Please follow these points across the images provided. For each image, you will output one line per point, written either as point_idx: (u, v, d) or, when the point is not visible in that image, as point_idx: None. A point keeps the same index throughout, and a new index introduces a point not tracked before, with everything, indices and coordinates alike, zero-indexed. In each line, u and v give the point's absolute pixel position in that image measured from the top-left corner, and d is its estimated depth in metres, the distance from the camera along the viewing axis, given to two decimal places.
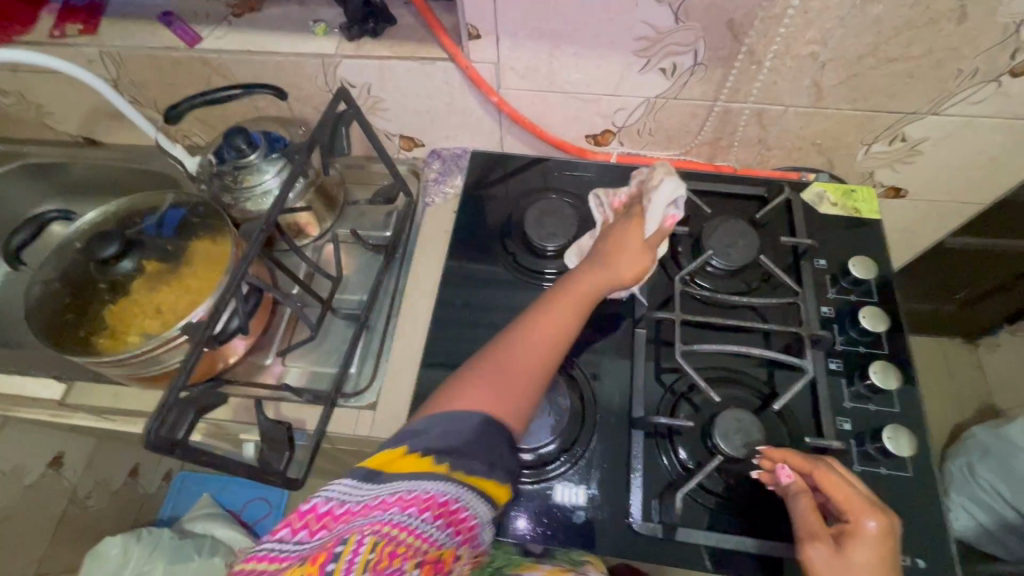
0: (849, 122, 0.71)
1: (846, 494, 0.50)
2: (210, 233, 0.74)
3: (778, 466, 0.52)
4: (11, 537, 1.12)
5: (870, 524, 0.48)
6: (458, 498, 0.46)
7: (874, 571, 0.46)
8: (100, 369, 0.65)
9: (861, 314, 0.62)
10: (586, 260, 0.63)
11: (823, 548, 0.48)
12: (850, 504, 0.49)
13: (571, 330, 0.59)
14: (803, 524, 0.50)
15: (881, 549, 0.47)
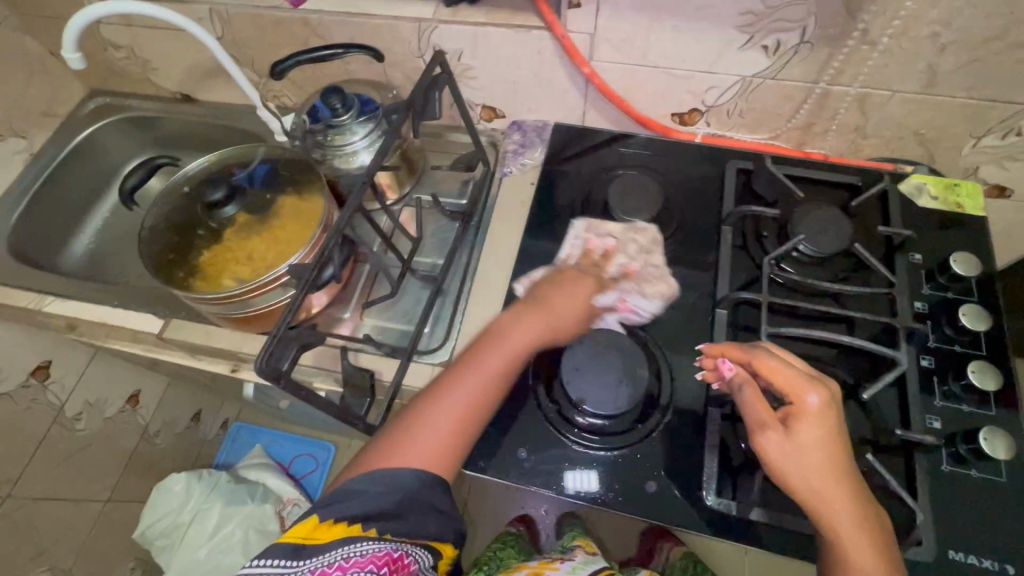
0: (960, 112, 0.67)
1: (783, 378, 0.51)
2: (299, 189, 0.78)
3: (721, 363, 0.55)
4: (91, 464, 1.22)
5: (811, 403, 0.50)
6: (393, 545, 0.50)
7: (824, 449, 0.48)
8: (199, 306, 0.69)
9: (960, 311, 0.60)
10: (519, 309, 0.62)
11: (775, 435, 0.49)
12: (787, 387, 0.51)
13: (502, 383, 0.57)
14: (750, 413, 0.51)
15: (825, 424, 0.49)
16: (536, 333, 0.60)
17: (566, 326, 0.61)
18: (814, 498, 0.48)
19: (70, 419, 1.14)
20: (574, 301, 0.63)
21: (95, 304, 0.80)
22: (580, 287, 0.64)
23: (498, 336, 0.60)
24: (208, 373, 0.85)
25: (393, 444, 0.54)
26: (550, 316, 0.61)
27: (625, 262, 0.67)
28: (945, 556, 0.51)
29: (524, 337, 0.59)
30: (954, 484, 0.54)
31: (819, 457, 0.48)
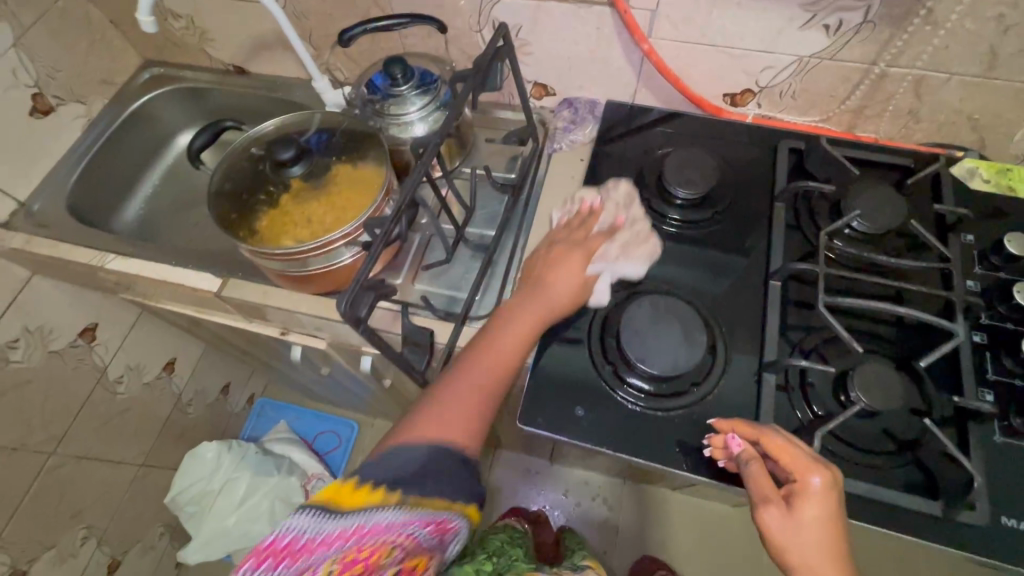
0: (1017, 97, 0.68)
1: (790, 458, 0.51)
2: (355, 157, 0.77)
3: (728, 438, 0.54)
4: (128, 428, 1.24)
5: (813, 482, 0.49)
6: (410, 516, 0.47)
7: (824, 529, 0.48)
8: (260, 263, 0.71)
9: (1014, 289, 0.60)
10: (528, 289, 0.62)
11: (775, 512, 0.49)
12: (794, 467, 0.50)
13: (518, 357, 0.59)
14: (754, 488, 0.51)
15: (827, 505, 0.49)
16: (547, 313, 0.61)
17: (556, 302, 0.61)
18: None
19: (113, 381, 1.16)
20: (568, 279, 0.62)
21: (155, 262, 0.83)
22: (575, 257, 0.63)
23: (502, 325, 0.60)
24: (260, 333, 0.87)
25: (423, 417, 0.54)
26: (544, 297, 0.61)
27: (612, 222, 0.68)
28: (996, 521, 0.53)
29: (525, 324, 0.59)
30: (1006, 454, 0.55)
31: (820, 538, 0.48)
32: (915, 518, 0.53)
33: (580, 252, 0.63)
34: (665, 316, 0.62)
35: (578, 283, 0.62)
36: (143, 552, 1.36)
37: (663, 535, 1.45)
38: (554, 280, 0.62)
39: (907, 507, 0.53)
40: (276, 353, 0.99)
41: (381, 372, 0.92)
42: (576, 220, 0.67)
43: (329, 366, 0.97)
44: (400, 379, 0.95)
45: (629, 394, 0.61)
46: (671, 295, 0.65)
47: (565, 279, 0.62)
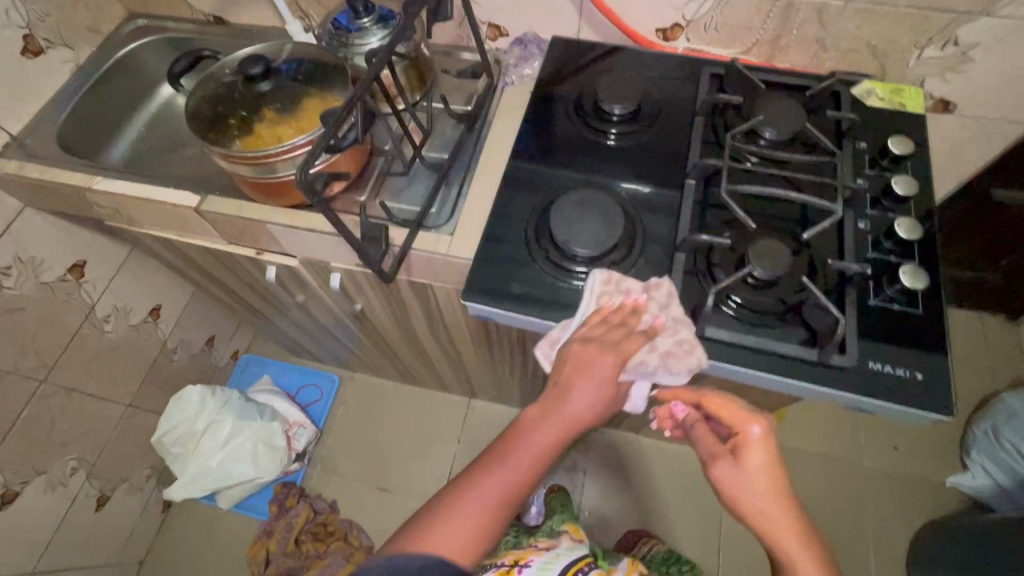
0: (904, 23, 0.78)
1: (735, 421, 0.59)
2: (320, 86, 0.83)
3: (674, 404, 0.67)
4: (115, 367, 1.30)
5: (757, 434, 0.57)
6: None
7: (766, 473, 0.55)
8: (232, 166, 0.78)
9: (893, 181, 0.70)
10: (577, 378, 0.57)
11: (726, 464, 0.56)
12: (736, 425, 0.59)
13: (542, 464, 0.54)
14: (704, 446, 0.60)
15: (768, 451, 0.56)
16: (587, 407, 0.56)
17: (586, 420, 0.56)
18: (762, 524, 0.54)
19: (101, 319, 1.23)
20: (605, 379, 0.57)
21: (139, 184, 0.90)
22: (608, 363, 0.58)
23: (534, 428, 0.55)
24: (238, 254, 0.95)
25: (429, 521, 0.51)
26: (579, 410, 0.56)
27: (654, 322, 0.62)
28: (864, 364, 0.61)
29: (555, 432, 0.55)
30: (879, 314, 0.64)
31: (764, 481, 0.55)
32: (792, 363, 0.62)
33: (614, 349, 0.58)
34: (592, 207, 0.71)
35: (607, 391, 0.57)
36: (131, 492, 1.43)
37: (630, 475, 1.54)
38: (590, 377, 0.57)
39: (782, 353, 0.62)
40: (256, 283, 1.07)
41: (351, 294, 1.00)
42: (615, 326, 0.61)
43: (303, 292, 1.05)
44: (369, 302, 1.03)
45: (558, 272, 0.71)
46: (599, 192, 0.73)
47: (598, 374, 0.57)
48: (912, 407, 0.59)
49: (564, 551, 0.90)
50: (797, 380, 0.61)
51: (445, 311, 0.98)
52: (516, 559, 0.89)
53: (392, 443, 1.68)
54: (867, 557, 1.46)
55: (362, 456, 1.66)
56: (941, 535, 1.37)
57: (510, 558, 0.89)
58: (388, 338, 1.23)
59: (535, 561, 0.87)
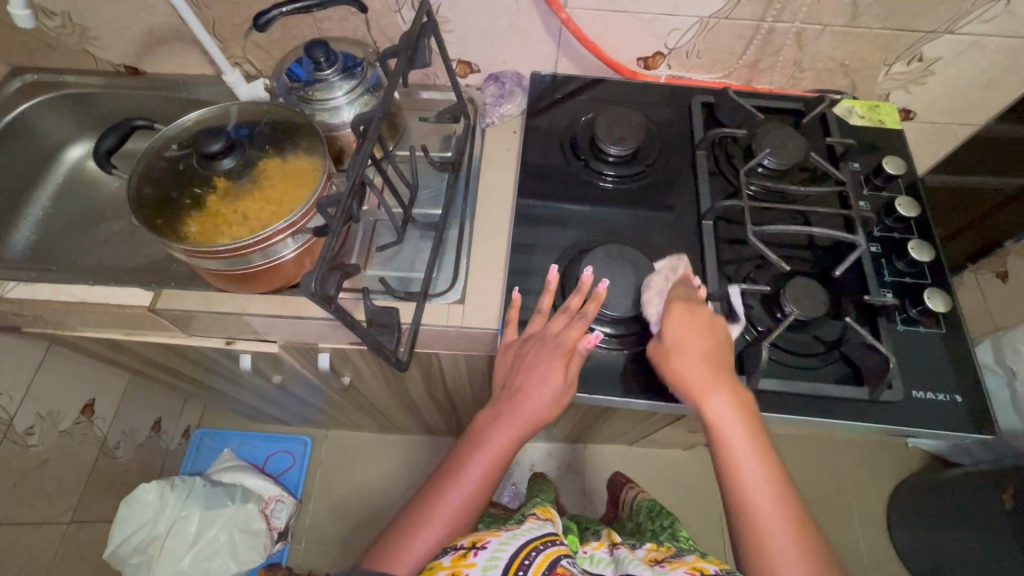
0: (877, 43, 0.80)
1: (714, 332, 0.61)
2: (284, 149, 0.73)
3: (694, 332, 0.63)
4: (48, 483, 1.10)
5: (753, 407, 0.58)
6: None
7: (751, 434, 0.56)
8: (193, 260, 0.66)
9: (896, 203, 0.71)
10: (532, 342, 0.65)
11: (715, 385, 0.58)
12: (715, 349, 0.60)
13: (509, 446, 0.63)
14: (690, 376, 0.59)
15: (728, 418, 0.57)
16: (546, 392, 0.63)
17: (535, 419, 0.63)
18: (738, 460, 0.54)
19: (23, 433, 1.02)
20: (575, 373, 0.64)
21: (68, 284, 0.75)
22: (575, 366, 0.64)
23: (498, 426, 0.63)
24: (203, 345, 0.82)
25: (417, 517, 0.59)
26: (528, 410, 0.63)
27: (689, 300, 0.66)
28: (910, 395, 0.63)
29: (510, 433, 0.63)
30: (908, 339, 0.66)
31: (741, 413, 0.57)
32: (849, 405, 0.62)
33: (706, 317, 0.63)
34: (617, 266, 0.68)
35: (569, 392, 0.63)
36: None
37: None
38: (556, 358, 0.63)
39: (839, 397, 0.62)
40: (220, 367, 0.93)
41: (338, 369, 0.90)
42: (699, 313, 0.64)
43: (280, 372, 0.93)
44: (359, 373, 0.93)
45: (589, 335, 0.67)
46: (623, 245, 0.71)
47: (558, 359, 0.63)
48: (959, 431, 0.61)
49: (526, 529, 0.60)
50: (855, 421, 0.61)
51: (449, 373, 0.90)
52: (471, 541, 0.56)
53: (380, 499, 1.56)
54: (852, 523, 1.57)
55: (351, 518, 1.54)
56: (915, 490, 1.48)
57: (464, 541, 0.56)
58: (373, 400, 1.13)
59: (490, 541, 0.55)
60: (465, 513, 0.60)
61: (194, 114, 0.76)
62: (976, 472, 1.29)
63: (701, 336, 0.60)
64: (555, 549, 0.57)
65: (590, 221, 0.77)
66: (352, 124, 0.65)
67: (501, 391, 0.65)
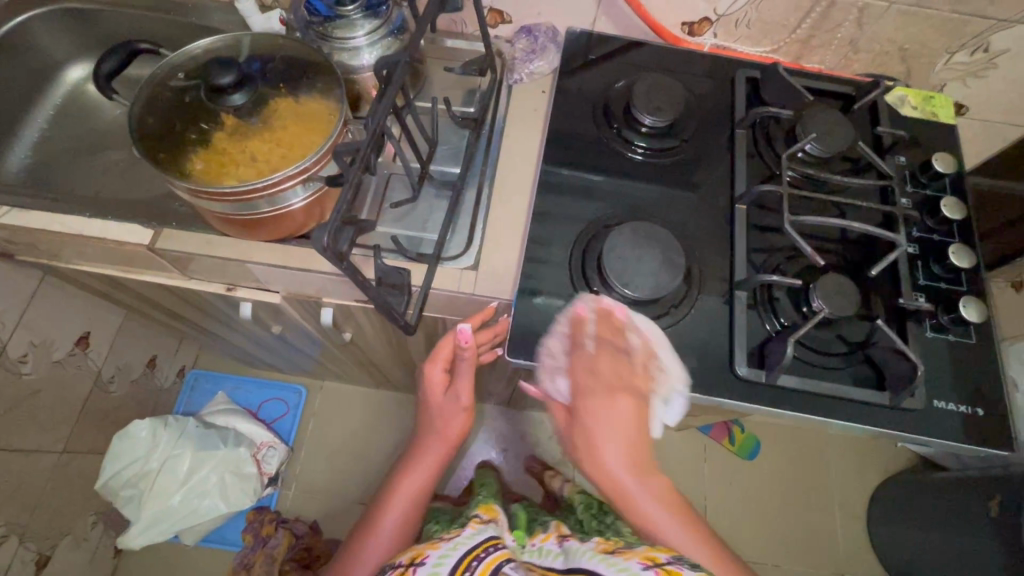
0: (943, 27, 0.74)
1: (633, 393, 0.58)
2: (299, 89, 0.68)
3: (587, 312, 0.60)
4: (39, 412, 1.09)
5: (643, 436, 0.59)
6: None
7: (648, 485, 0.62)
8: (196, 201, 0.62)
9: (941, 204, 0.68)
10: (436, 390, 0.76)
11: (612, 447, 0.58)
12: (619, 415, 0.58)
13: (441, 459, 0.82)
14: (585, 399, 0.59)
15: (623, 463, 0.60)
16: (461, 421, 0.79)
17: (454, 434, 0.80)
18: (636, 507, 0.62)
19: (16, 361, 1.01)
20: (466, 395, 0.75)
21: (62, 213, 0.71)
22: (465, 385, 0.74)
23: (428, 437, 0.80)
24: (202, 289, 0.79)
25: (377, 515, 0.82)
26: (436, 435, 0.80)
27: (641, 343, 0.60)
28: (931, 404, 0.61)
29: (437, 451, 0.80)
30: (935, 347, 0.63)
31: (630, 455, 0.59)
32: (868, 410, 0.60)
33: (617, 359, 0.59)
34: (643, 244, 0.64)
35: (464, 409, 0.77)
36: (75, 545, 1.25)
37: None
38: (462, 403, 0.76)
39: (859, 401, 0.60)
40: (219, 313, 0.91)
41: (340, 325, 0.88)
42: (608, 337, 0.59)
43: (280, 323, 0.91)
44: (361, 331, 0.91)
45: None
46: (652, 223, 0.67)
47: (463, 401, 0.76)
48: (973, 446, 0.60)
49: (467, 536, 0.70)
50: (873, 427, 0.59)
51: None
52: (409, 557, 0.67)
53: (371, 453, 1.57)
54: (832, 514, 1.60)
55: (341, 470, 1.55)
56: (898, 490, 1.50)
57: (405, 559, 0.66)
58: (372, 357, 1.11)
59: (429, 556, 0.65)
60: (415, 503, 0.82)
61: (203, 40, 0.70)
62: (962, 477, 1.30)
63: (600, 401, 0.58)
64: (497, 555, 0.66)
65: (616, 195, 0.73)
66: (374, 68, 0.60)
67: (425, 422, 0.81)
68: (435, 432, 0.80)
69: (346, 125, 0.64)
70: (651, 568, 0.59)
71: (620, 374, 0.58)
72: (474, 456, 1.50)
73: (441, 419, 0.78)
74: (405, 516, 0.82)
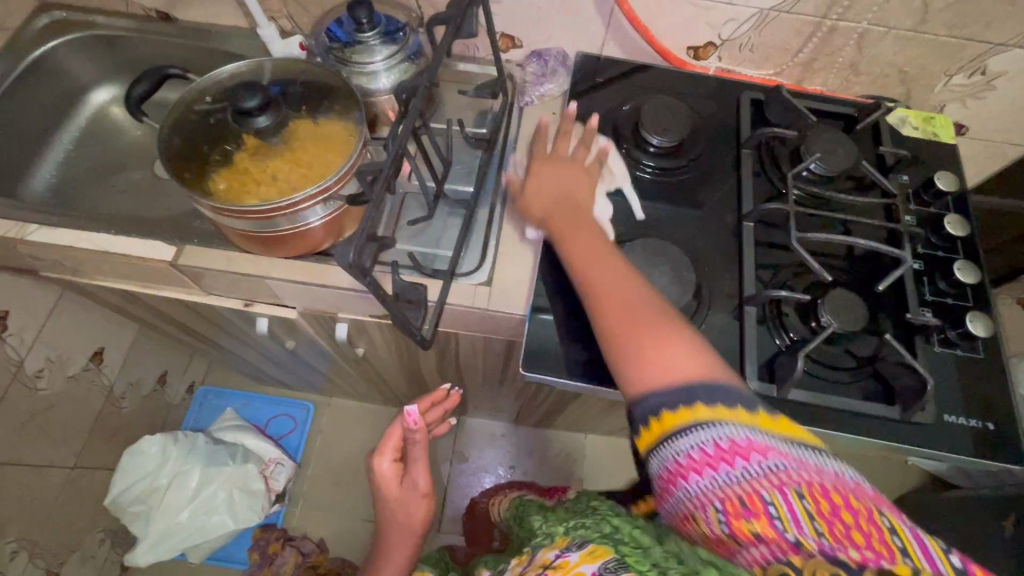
0: (941, 51, 0.76)
1: (579, 210, 0.65)
2: (320, 111, 0.70)
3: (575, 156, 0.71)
4: (53, 426, 1.10)
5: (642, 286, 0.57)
6: None
7: (608, 263, 0.59)
8: (219, 218, 0.64)
9: (945, 221, 0.70)
10: (387, 475, 0.76)
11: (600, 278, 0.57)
12: (571, 214, 0.64)
13: (410, 552, 0.80)
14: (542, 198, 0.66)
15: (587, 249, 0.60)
16: (424, 506, 0.79)
17: (417, 523, 0.78)
18: (594, 286, 0.57)
19: (32, 375, 1.02)
20: (423, 479, 0.77)
21: (88, 230, 0.73)
22: (419, 468, 0.76)
23: (388, 527, 0.79)
24: (220, 304, 0.81)
25: None
26: (403, 526, 0.78)
27: (599, 181, 0.71)
28: (942, 418, 0.61)
29: (402, 546, 0.79)
30: (944, 361, 0.64)
31: (606, 263, 0.59)
32: (879, 424, 0.61)
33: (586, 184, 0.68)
34: (653, 261, 0.65)
35: (424, 495, 0.78)
36: (82, 562, 1.24)
37: None
38: (418, 490, 0.77)
39: (870, 415, 0.60)
40: (233, 327, 0.92)
41: (354, 340, 0.89)
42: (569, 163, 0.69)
43: (294, 339, 0.92)
44: (373, 346, 0.92)
45: None
46: (661, 240, 0.68)
47: (419, 485, 0.77)
48: (987, 461, 0.60)
49: None
50: (884, 440, 0.60)
51: (464, 353, 0.89)
52: None
53: None
54: None
55: (348, 487, 1.54)
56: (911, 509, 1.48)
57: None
58: (382, 373, 1.12)
59: None
60: None
61: (228, 65, 0.73)
62: (976, 496, 1.29)
63: (552, 195, 0.66)
64: None
65: (626, 212, 0.74)
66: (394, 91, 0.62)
67: (384, 512, 0.80)
68: (396, 518, 0.78)
69: (365, 145, 0.67)
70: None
71: (581, 194, 0.67)
72: (482, 472, 1.49)
73: (394, 508, 0.78)
74: None
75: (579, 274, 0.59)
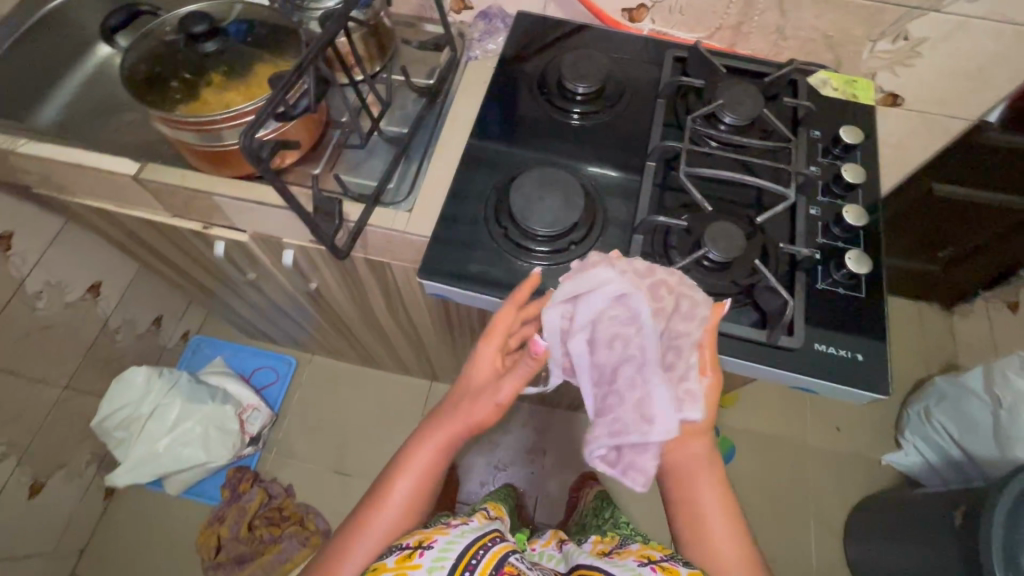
0: (860, 15, 0.79)
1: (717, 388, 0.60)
2: (272, 47, 0.79)
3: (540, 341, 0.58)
4: (48, 345, 1.22)
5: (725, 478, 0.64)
6: None
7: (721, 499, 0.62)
8: (175, 130, 0.74)
9: (843, 170, 0.72)
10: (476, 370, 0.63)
11: (694, 462, 0.62)
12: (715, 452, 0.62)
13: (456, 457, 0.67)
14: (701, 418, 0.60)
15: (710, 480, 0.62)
16: (494, 409, 0.63)
17: (479, 423, 0.64)
18: (710, 542, 0.61)
19: (31, 295, 1.14)
20: (509, 391, 0.61)
21: (70, 147, 0.83)
22: (519, 374, 0.60)
23: (441, 429, 0.66)
24: (183, 225, 0.90)
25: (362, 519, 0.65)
26: (462, 419, 0.64)
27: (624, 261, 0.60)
28: (812, 346, 0.64)
29: (453, 435, 0.65)
30: (823, 297, 0.67)
31: (717, 488, 0.63)
32: (748, 346, 0.64)
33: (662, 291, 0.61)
34: (550, 188, 0.71)
35: (500, 404, 0.62)
36: (69, 478, 1.35)
37: None
38: (498, 402, 0.62)
39: (740, 338, 0.64)
40: (202, 255, 1.01)
41: (304, 271, 0.96)
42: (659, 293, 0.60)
43: (254, 268, 1.00)
44: (325, 280, 0.99)
45: (520, 253, 0.71)
46: (561, 170, 0.74)
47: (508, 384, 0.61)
48: (852, 388, 0.63)
49: (470, 527, 0.62)
50: (751, 361, 0.63)
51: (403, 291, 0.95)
52: (419, 536, 0.60)
53: (350, 424, 1.64)
54: (809, 527, 1.55)
55: (321, 439, 1.62)
56: (875, 505, 1.45)
57: (410, 539, 0.59)
58: (343, 318, 1.19)
59: (437, 539, 0.58)
60: (412, 506, 0.66)
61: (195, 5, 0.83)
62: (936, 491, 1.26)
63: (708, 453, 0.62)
64: (502, 547, 0.60)
65: (545, 153, 0.79)
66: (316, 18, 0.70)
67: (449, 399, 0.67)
68: (462, 419, 0.64)
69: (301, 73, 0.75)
70: (648, 565, 0.59)
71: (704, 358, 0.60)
72: None
73: (470, 404, 0.63)
74: (392, 530, 0.65)
75: (692, 496, 0.62)
